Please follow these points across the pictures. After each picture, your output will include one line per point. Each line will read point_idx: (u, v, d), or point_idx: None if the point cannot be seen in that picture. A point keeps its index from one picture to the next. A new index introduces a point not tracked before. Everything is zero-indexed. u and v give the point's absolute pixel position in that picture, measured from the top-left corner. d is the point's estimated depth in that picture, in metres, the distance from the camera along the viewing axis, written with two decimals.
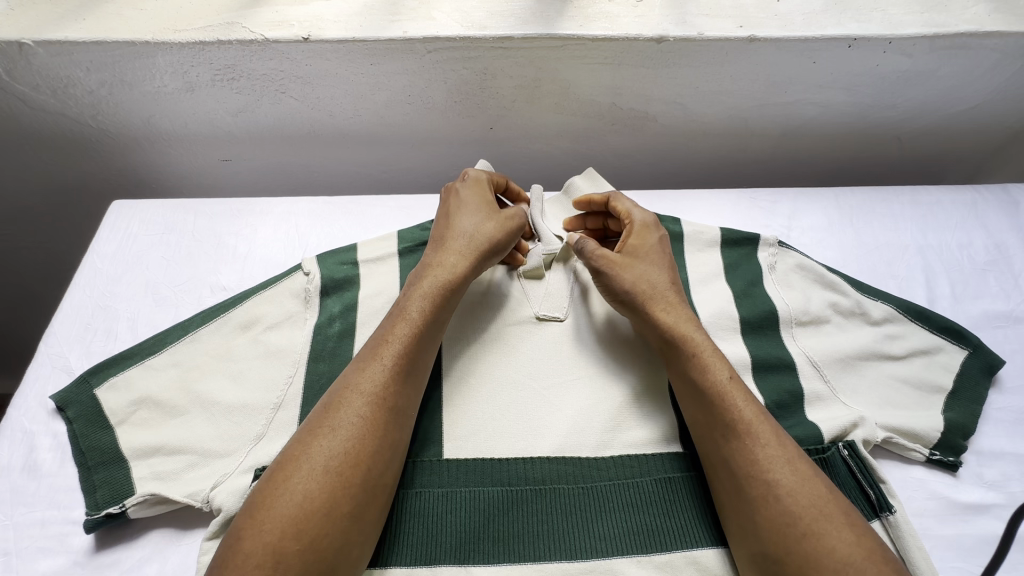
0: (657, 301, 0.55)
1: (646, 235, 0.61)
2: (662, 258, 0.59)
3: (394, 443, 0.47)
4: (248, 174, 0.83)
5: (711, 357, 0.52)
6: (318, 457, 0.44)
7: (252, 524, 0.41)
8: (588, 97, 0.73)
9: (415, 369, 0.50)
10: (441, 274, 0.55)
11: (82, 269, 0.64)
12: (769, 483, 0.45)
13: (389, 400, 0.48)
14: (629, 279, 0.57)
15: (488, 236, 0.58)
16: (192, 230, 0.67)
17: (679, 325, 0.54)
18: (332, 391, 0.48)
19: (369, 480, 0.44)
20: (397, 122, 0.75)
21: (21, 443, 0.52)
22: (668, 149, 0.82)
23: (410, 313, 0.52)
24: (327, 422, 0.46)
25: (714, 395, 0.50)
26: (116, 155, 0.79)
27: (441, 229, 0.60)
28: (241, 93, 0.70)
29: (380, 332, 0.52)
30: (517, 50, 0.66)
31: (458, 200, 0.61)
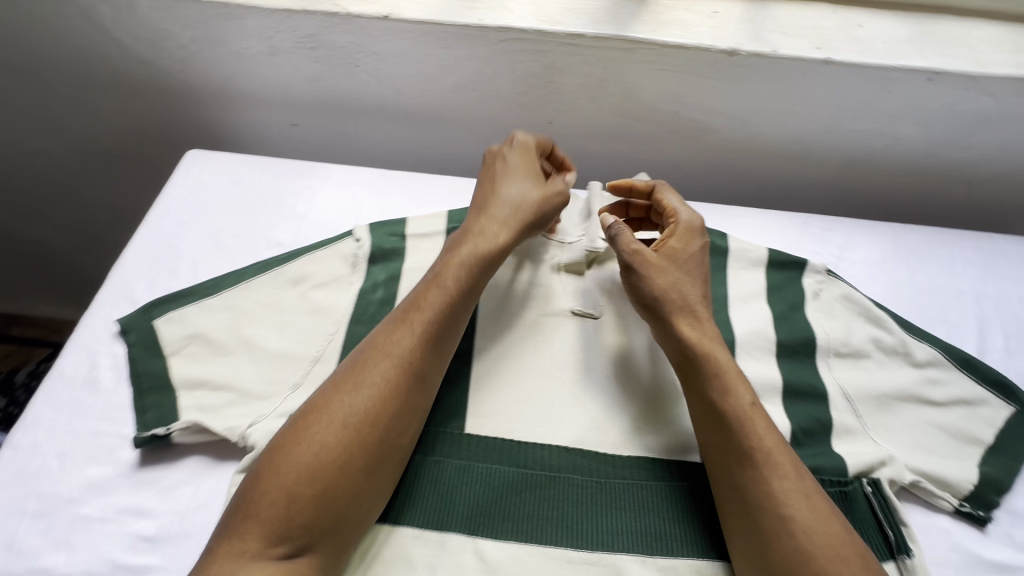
0: (690, 314, 0.56)
1: (689, 237, 0.61)
2: (700, 262, 0.60)
3: (413, 406, 0.49)
4: (311, 142, 0.86)
5: (737, 380, 0.52)
6: (338, 411, 0.46)
7: (270, 466, 0.44)
8: (651, 103, 0.73)
9: (444, 338, 0.52)
10: (481, 242, 0.57)
11: (154, 210, 0.68)
12: (783, 519, 0.45)
13: (414, 366, 0.49)
14: (661, 281, 0.57)
15: (536, 208, 0.60)
16: (256, 185, 0.71)
17: (703, 339, 0.54)
18: (359, 349, 0.51)
19: (384, 440, 0.47)
20: (460, 106, 0.77)
21: (86, 358, 0.56)
22: (726, 165, 0.81)
23: (445, 282, 0.54)
24: (353, 379, 0.48)
25: (738, 420, 0.50)
26: (194, 108, 0.84)
27: (486, 192, 0.61)
28: (318, 62, 0.73)
29: (411, 296, 0.54)
30: (587, 48, 0.67)
31: (506, 167, 0.62)
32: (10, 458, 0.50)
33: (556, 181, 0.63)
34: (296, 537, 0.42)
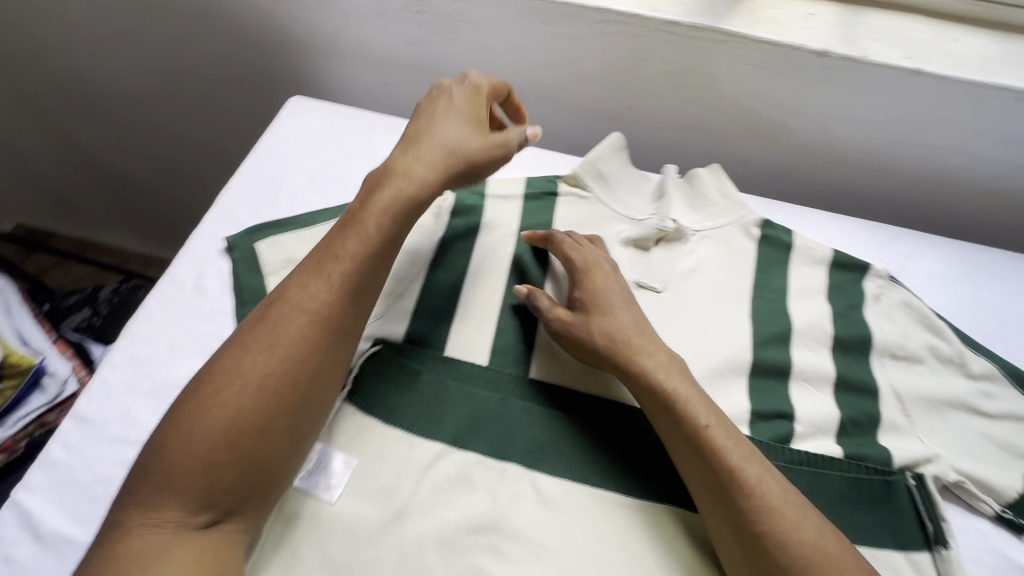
0: (633, 347, 0.56)
1: (596, 267, 0.62)
2: (615, 289, 0.61)
3: (332, 362, 0.49)
4: (397, 104, 0.90)
5: (695, 402, 0.52)
6: (252, 372, 0.46)
7: (187, 426, 0.44)
8: (733, 98, 0.75)
9: (364, 293, 0.51)
10: (407, 186, 0.54)
11: (260, 146, 0.74)
12: (757, 535, 0.46)
13: (330, 322, 0.49)
14: (591, 326, 0.57)
15: (471, 159, 0.57)
16: (352, 135, 0.76)
17: (646, 366, 0.54)
18: (269, 305, 0.50)
19: (302, 398, 0.47)
20: (546, 84, 0.81)
21: (196, 267, 0.63)
22: (799, 169, 0.82)
23: (365, 228, 0.52)
24: (263, 340, 0.47)
25: (700, 440, 0.50)
26: (291, 62, 0.89)
27: (421, 129, 0.58)
28: (421, 26, 0.77)
29: (325, 247, 0.52)
30: (681, 36, 0.70)
31: (450, 108, 0.59)
32: (129, 342, 0.57)
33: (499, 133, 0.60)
34: (217, 498, 0.43)
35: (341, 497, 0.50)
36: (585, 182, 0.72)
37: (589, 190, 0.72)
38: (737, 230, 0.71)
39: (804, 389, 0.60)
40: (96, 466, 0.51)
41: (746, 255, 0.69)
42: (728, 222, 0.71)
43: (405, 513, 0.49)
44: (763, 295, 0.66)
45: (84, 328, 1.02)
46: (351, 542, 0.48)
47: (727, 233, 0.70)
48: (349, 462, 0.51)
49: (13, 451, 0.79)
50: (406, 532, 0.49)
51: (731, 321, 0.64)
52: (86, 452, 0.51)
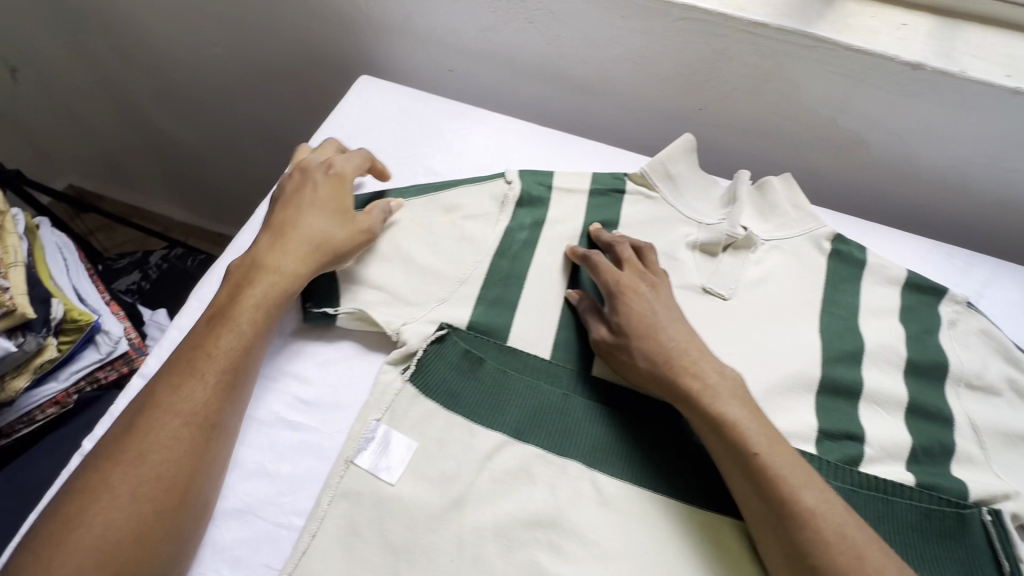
0: (681, 369, 0.53)
1: (636, 282, 0.59)
2: (656, 304, 0.58)
3: (216, 455, 0.47)
4: (459, 90, 0.89)
5: (749, 427, 0.50)
6: (122, 484, 0.43)
7: (46, 556, 0.40)
8: (812, 107, 0.73)
9: (246, 381, 0.51)
10: (277, 282, 0.54)
11: (328, 123, 0.74)
12: (812, 567, 0.44)
13: (208, 418, 0.47)
14: (633, 347, 0.55)
15: (344, 249, 0.57)
16: (419, 117, 0.76)
17: (693, 388, 0.52)
18: (136, 412, 0.46)
19: (186, 498, 0.45)
20: (616, 80, 0.79)
21: None
22: (871, 185, 0.79)
23: (238, 323, 0.51)
24: (132, 447, 0.44)
25: (755, 466, 0.48)
26: (357, 43, 0.89)
27: (287, 222, 0.58)
28: (495, 13, 0.76)
29: (196, 341, 0.50)
30: (766, 39, 0.68)
31: (313, 196, 0.60)
32: (197, 307, 0.58)
33: (363, 215, 0.60)
34: None
35: (400, 479, 0.49)
36: (653, 181, 0.70)
37: (656, 190, 0.70)
38: (808, 242, 0.68)
39: (874, 412, 0.58)
40: None
41: (816, 268, 0.67)
42: (799, 233, 0.69)
43: (463, 502, 0.49)
44: (833, 312, 0.64)
45: (133, 290, 1.04)
46: (409, 525, 0.47)
47: (798, 244, 0.68)
48: (411, 445, 0.51)
49: (64, 405, 0.81)
50: (465, 521, 0.48)
51: (799, 336, 0.62)
52: None
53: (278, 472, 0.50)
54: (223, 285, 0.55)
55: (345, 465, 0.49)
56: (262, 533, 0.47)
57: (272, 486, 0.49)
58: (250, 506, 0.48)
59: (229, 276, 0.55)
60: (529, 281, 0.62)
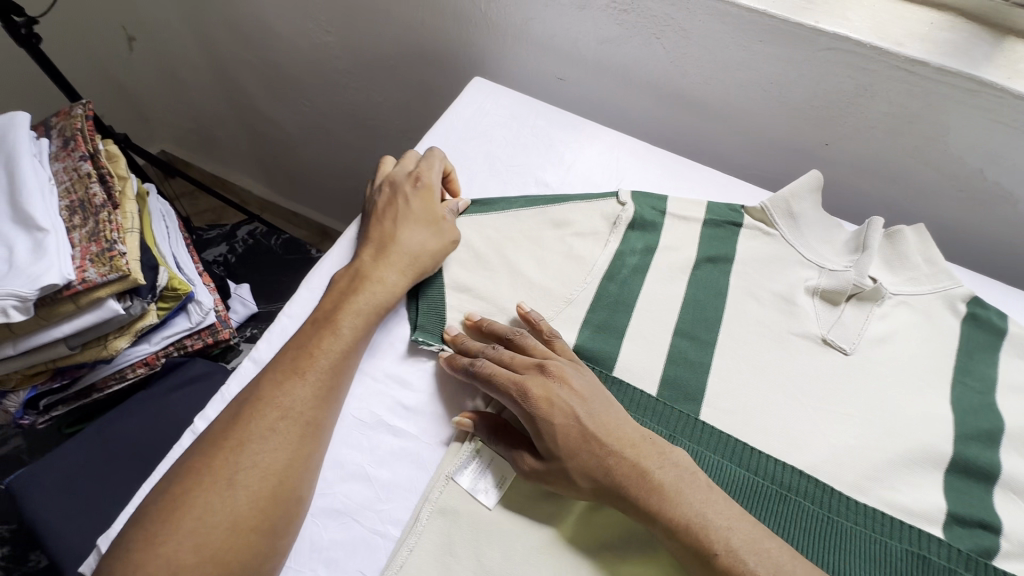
0: (623, 474, 0.45)
1: (545, 382, 0.49)
2: (575, 402, 0.48)
3: (311, 455, 0.47)
4: (566, 99, 0.87)
5: (710, 516, 0.44)
6: (223, 472, 0.44)
7: (154, 530, 0.41)
8: (958, 155, 0.67)
9: (343, 385, 0.50)
10: (379, 291, 0.54)
11: (441, 123, 0.74)
12: None
13: (305, 416, 0.47)
14: (569, 469, 0.46)
15: (439, 259, 0.58)
16: (531, 126, 0.74)
17: (638, 495, 0.45)
18: (243, 401, 0.48)
19: (279, 495, 0.44)
20: (738, 105, 0.75)
21: None
22: (1011, 245, 0.72)
23: (338, 326, 0.52)
24: (235, 437, 0.45)
25: (720, 561, 0.42)
26: (470, 43, 0.88)
27: (385, 235, 0.58)
28: (622, 24, 0.73)
29: (302, 340, 0.51)
30: (922, 78, 0.63)
31: (406, 207, 0.60)
32: (307, 297, 0.59)
33: (452, 223, 0.60)
34: None
35: (499, 504, 0.48)
36: (774, 218, 0.66)
37: (775, 226, 0.66)
38: (941, 302, 0.63)
39: (1014, 503, 0.52)
40: None
41: (949, 332, 0.61)
42: (931, 291, 0.63)
43: (562, 536, 0.47)
44: (966, 382, 0.58)
45: (220, 262, 1.08)
46: (506, 553, 0.46)
47: (928, 303, 0.63)
48: (508, 469, 0.49)
49: (152, 366, 0.84)
50: (562, 555, 0.46)
51: (926, 404, 0.57)
52: None
53: (378, 477, 0.49)
54: (327, 291, 0.56)
55: (444, 480, 0.48)
56: (360, 538, 0.47)
57: (371, 490, 0.49)
58: (349, 508, 0.48)
59: (332, 284, 0.56)
60: (638, 309, 0.60)
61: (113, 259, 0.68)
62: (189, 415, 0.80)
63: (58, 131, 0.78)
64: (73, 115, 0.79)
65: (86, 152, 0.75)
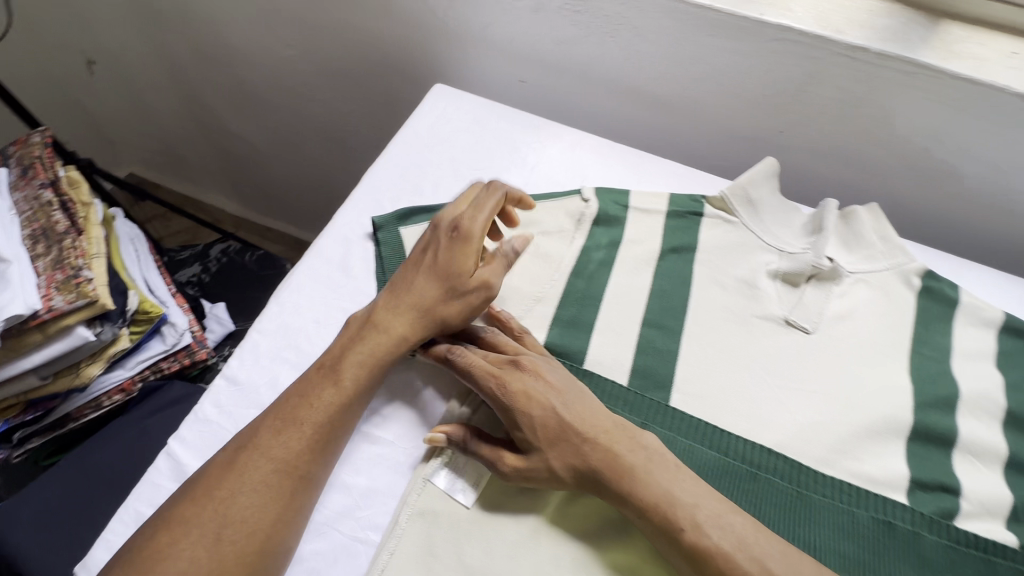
0: (596, 459, 0.46)
1: (522, 377, 0.50)
2: (552, 395, 0.49)
3: (301, 508, 0.46)
4: (529, 100, 0.88)
5: (677, 495, 0.45)
6: (211, 523, 0.43)
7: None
8: (905, 136, 0.70)
9: (341, 437, 0.49)
10: (382, 345, 0.52)
11: (404, 131, 0.74)
12: None
13: (299, 470, 0.46)
14: (549, 460, 0.47)
15: (450, 317, 0.53)
16: (493, 129, 0.75)
17: (609, 479, 0.46)
18: (237, 447, 0.47)
19: (265, 551, 0.44)
20: (694, 98, 0.77)
21: (341, 246, 0.63)
22: (963, 219, 0.75)
23: (341, 377, 0.50)
24: (226, 488, 0.45)
25: (688, 537, 0.43)
26: (430, 50, 0.89)
27: (403, 281, 0.55)
28: (576, 25, 0.75)
29: (304, 389, 0.50)
30: (864, 63, 0.65)
31: (435, 256, 0.55)
32: (277, 311, 0.59)
33: (479, 277, 0.55)
34: None
35: (477, 502, 0.49)
36: (733, 206, 0.68)
37: (735, 214, 0.68)
38: (896, 277, 0.65)
39: (971, 464, 0.54)
40: None
41: (905, 306, 0.64)
42: (887, 267, 0.65)
43: (541, 528, 0.48)
44: (923, 353, 0.61)
45: (194, 282, 1.07)
46: (486, 550, 0.47)
47: (885, 278, 0.65)
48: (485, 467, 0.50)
49: (129, 393, 0.84)
50: (542, 547, 0.47)
51: (886, 376, 0.59)
52: (236, 414, 0.53)
53: (354, 484, 0.50)
54: (338, 333, 0.54)
55: (421, 481, 0.49)
56: (340, 546, 0.47)
57: (349, 498, 0.49)
58: (328, 518, 0.48)
59: (344, 325, 0.54)
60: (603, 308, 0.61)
61: (80, 285, 0.67)
62: (163, 438, 0.79)
63: (16, 160, 0.77)
64: (30, 142, 0.78)
65: (46, 179, 0.75)
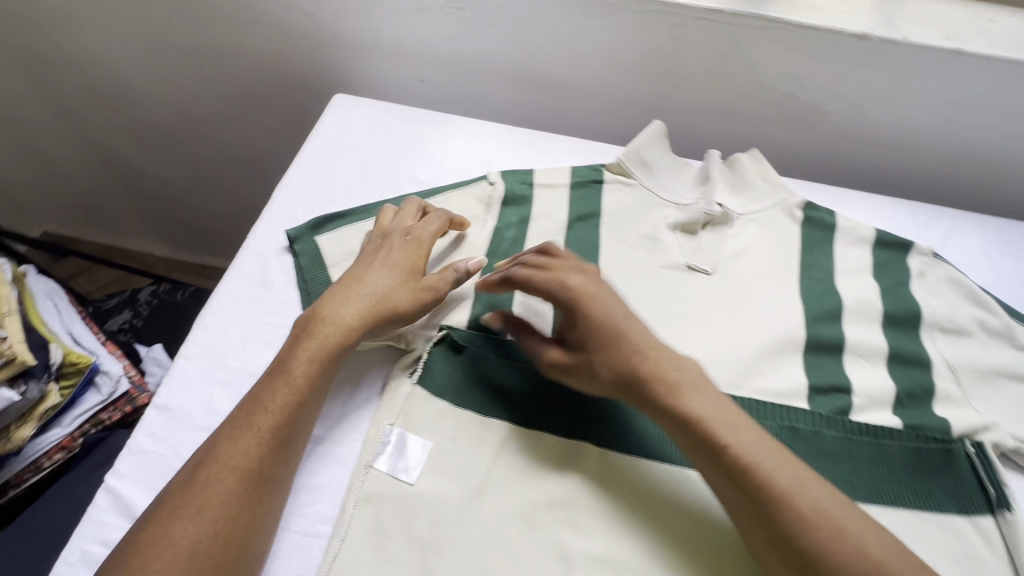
0: (638, 371, 0.49)
1: (583, 280, 0.54)
2: (611, 300, 0.53)
3: (268, 510, 0.47)
4: (432, 99, 0.91)
5: (711, 415, 0.47)
6: (181, 542, 0.43)
7: None
8: (772, 85, 0.77)
9: (300, 435, 0.50)
10: (330, 340, 0.53)
11: (310, 143, 0.76)
12: (799, 551, 0.41)
13: (262, 473, 0.47)
14: (597, 359, 0.51)
15: (395, 306, 0.55)
16: (397, 130, 0.78)
17: (655, 391, 0.48)
18: (196, 464, 0.47)
19: (239, 556, 0.44)
20: (584, 76, 0.82)
21: (259, 263, 0.65)
22: (836, 152, 0.83)
23: (293, 377, 0.51)
24: (192, 504, 0.45)
25: (732, 455, 0.45)
26: (329, 63, 0.90)
27: (355, 276, 0.58)
28: (461, 20, 0.78)
29: (256, 396, 0.50)
30: (722, 24, 0.72)
31: (385, 255, 0.59)
32: (202, 334, 0.59)
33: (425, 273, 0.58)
34: None
35: (419, 478, 0.51)
36: (630, 170, 0.73)
37: (632, 177, 0.73)
38: (781, 212, 0.72)
39: (859, 365, 0.61)
40: (182, 453, 0.53)
41: (791, 237, 0.70)
42: (772, 205, 0.72)
43: (483, 491, 0.51)
44: (811, 275, 0.67)
45: (127, 329, 1.04)
46: (434, 519, 0.49)
47: (772, 215, 0.71)
48: (425, 443, 0.53)
49: (70, 449, 0.81)
50: (487, 507, 0.50)
51: (781, 301, 0.65)
52: (172, 440, 0.53)
53: (300, 482, 0.52)
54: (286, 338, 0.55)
55: (364, 468, 0.52)
56: (290, 544, 0.49)
57: (297, 495, 0.52)
58: None
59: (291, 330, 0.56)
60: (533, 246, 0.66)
61: None
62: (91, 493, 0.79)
63: None
64: None
65: None
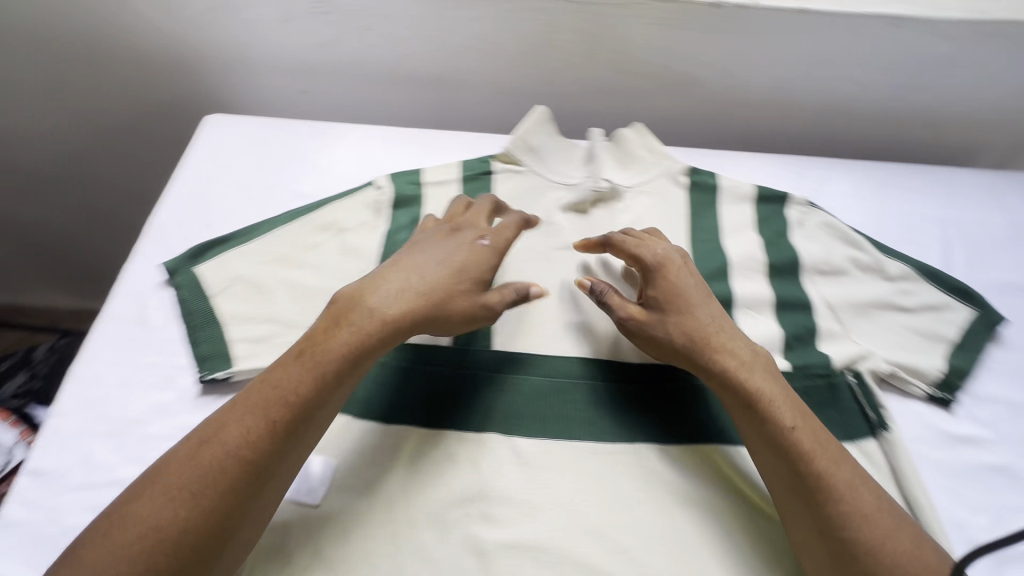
0: (710, 349, 0.53)
1: (677, 257, 0.59)
2: (694, 279, 0.58)
3: (253, 519, 0.44)
4: (318, 108, 0.88)
5: (781, 402, 0.50)
6: (158, 531, 0.40)
7: None
8: (645, 59, 0.79)
9: (306, 443, 0.46)
10: (360, 333, 0.49)
11: (183, 169, 0.72)
12: (842, 539, 0.45)
13: (257, 475, 0.43)
14: (681, 320, 0.55)
15: (445, 307, 0.52)
16: (277, 144, 0.75)
17: (729, 365, 0.52)
18: (196, 445, 0.44)
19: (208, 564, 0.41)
20: (465, 69, 0.81)
21: (135, 301, 0.61)
22: (716, 117, 0.86)
23: (321, 373, 0.47)
24: (184, 491, 0.42)
25: (798, 448, 0.48)
26: (203, 81, 0.86)
27: (407, 262, 0.54)
28: (329, 25, 0.76)
29: (277, 383, 0.46)
30: (585, 4, 0.73)
31: (442, 246, 0.56)
32: (76, 385, 0.55)
33: (482, 278, 0.55)
34: None
35: (323, 499, 0.50)
36: (517, 157, 0.73)
37: (521, 164, 0.73)
38: (669, 181, 0.73)
39: (750, 317, 0.64)
40: (60, 516, 0.49)
41: (681, 203, 0.72)
42: (660, 174, 0.73)
43: (391, 500, 0.50)
44: (700, 237, 0.70)
45: (25, 393, 0.95)
46: (343, 537, 0.48)
47: (660, 184, 0.73)
48: (326, 461, 0.52)
49: None
50: (396, 515, 0.49)
51: None
52: (49, 503, 0.50)
53: None
54: (319, 317, 0.51)
55: None
56: None
57: None
58: None
59: (327, 307, 0.51)
60: None
61: None
62: None
63: None
64: None
65: None
